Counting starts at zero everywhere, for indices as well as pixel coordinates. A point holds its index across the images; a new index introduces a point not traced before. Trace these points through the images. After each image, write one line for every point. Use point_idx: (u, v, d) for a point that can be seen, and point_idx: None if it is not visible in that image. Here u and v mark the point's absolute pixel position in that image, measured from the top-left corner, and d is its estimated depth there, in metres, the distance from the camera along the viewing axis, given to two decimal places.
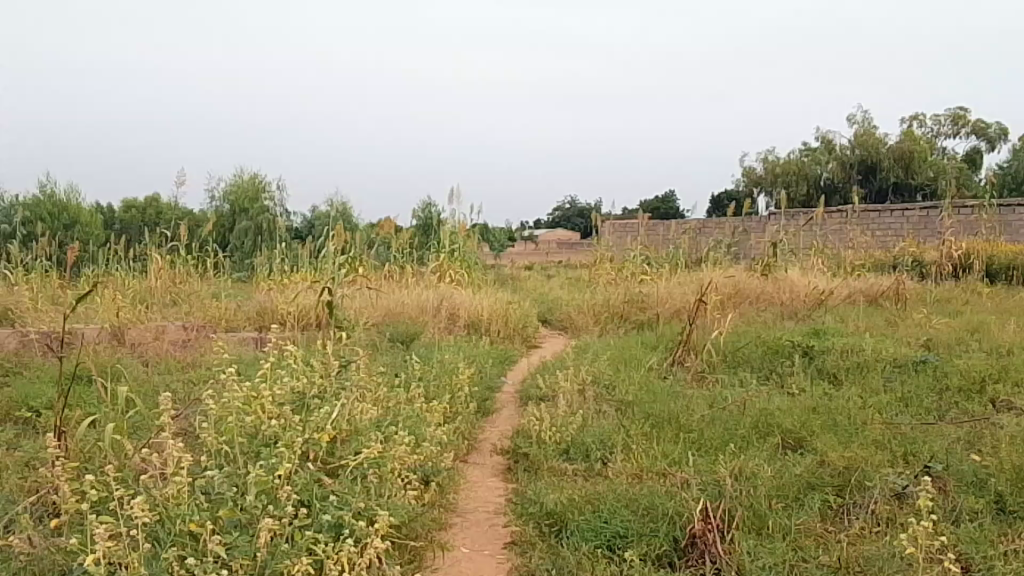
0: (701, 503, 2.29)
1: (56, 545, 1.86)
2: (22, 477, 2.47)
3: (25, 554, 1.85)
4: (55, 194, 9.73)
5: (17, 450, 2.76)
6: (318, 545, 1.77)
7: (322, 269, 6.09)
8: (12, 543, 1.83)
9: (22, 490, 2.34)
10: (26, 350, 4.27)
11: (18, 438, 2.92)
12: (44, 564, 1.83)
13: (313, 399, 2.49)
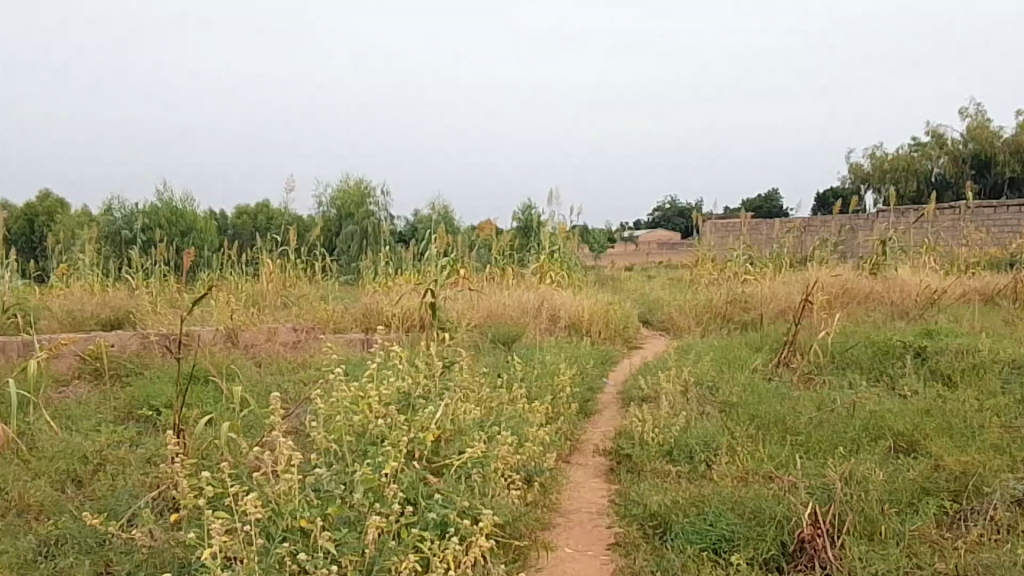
0: (811, 507, 2.23)
1: (175, 539, 1.95)
2: (145, 473, 2.60)
3: (146, 547, 1.95)
4: (173, 202, 10.22)
5: (139, 447, 2.92)
6: (423, 542, 1.80)
7: (425, 271, 6.21)
8: (135, 536, 1.93)
9: (145, 485, 2.46)
10: (148, 350, 4.49)
11: (141, 435, 3.08)
12: (165, 557, 1.92)
13: (418, 399, 2.54)
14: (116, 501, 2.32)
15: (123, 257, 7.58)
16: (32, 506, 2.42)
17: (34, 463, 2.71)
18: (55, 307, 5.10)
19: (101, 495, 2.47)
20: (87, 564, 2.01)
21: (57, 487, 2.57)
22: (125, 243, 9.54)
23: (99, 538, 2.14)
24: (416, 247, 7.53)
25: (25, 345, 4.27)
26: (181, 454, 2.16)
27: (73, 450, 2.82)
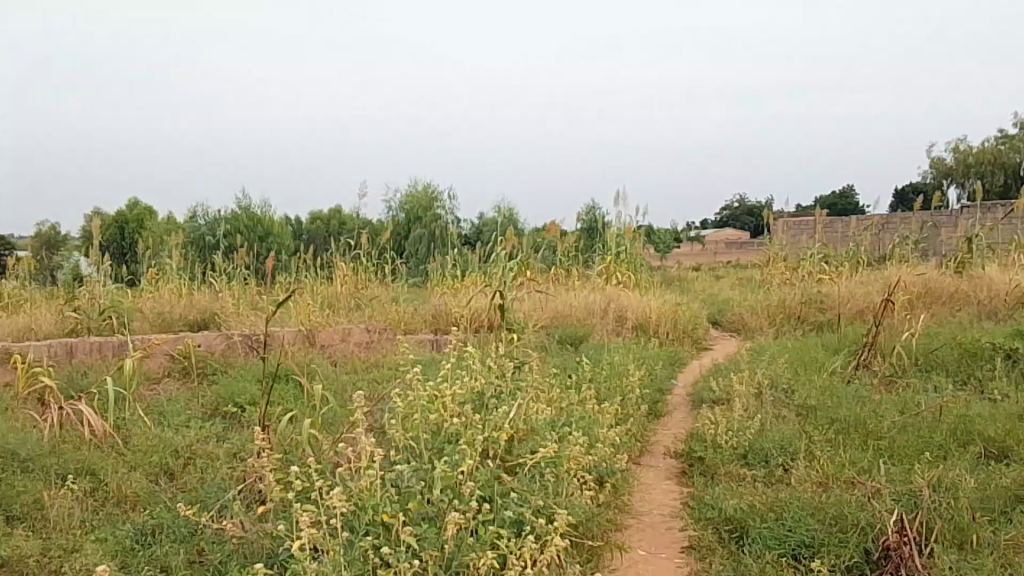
0: (897, 513, 2.17)
1: (263, 531, 2.00)
2: (233, 467, 2.67)
3: (237, 538, 2.00)
4: (250, 208, 10.47)
5: (226, 442, 3.00)
6: (501, 539, 1.81)
7: (492, 273, 6.23)
8: (226, 527, 1.98)
9: (233, 479, 2.53)
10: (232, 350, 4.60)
11: (227, 430, 3.17)
12: (254, 548, 1.97)
13: (491, 400, 2.56)
14: (207, 493, 2.38)
15: (206, 261, 7.80)
16: (129, 497, 2.49)
17: (129, 455, 2.79)
18: (147, 308, 5.27)
19: (191, 488, 2.54)
20: (182, 553, 2.07)
21: (151, 479, 2.65)
22: (207, 249, 9.81)
23: (192, 528, 2.20)
24: (483, 249, 7.58)
25: (120, 345, 4.42)
26: (268, 449, 2.22)
27: (165, 444, 2.91)
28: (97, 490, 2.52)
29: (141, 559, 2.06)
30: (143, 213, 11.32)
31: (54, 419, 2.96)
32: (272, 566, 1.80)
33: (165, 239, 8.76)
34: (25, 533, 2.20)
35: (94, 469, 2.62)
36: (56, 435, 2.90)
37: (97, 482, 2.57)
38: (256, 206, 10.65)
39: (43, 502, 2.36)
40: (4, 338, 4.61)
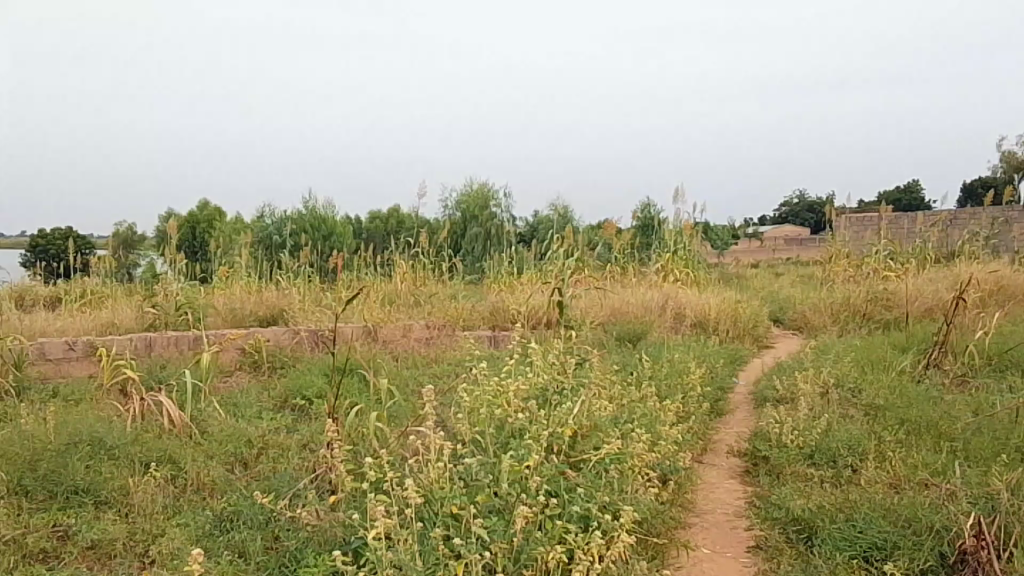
0: (974, 518, 2.12)
1: (336, 520, 2.03)
2: (304, 458, 2.73)
3: (311, 525, 2.03)
4: (313, 206, 10.63)
5: (296, 433, 3.06)
6: (568, 534, 1.82)
7: (550, 269, 6.24)
8: (302, 515, 2.02)
9: (304, 470, 2.59)
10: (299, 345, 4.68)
11: (297, 422, 3.24)
12: (327, 535, 2.01)
13: (555, 396, 2.56)
14: (280, 482, 2.44)
15: (272, 259, 7.96)
16: (206, 485, 2.56)
17: (205, 444, 2.86)
18: (218, 304, 5.40)
19: (264, 477, 2.61)
20: (258, 539, 2.12)
21: (226, 467, 2.71)
22: (274, 247, 10.01)
23: (267, 515, 2.25)
24: (541, 246, 7.59)
25: (195, 340, 4.52)
26: (340, 441, 2.26)
27: (238, 435, 2.98)
28: (177, 477, 2.59)
29: (219, 544, 2.12)
30: (213, 212, 11.58)
31: (136, 409, 3.04)
32: (346, 554, 1.84)
33: (234, 238, 8.96)
34: (112, 518, 2.28)
35: (173, 457, 2.69)
36: (138, 424, 2.98)
37: (177, 470, 2.64)
38: (320, 206, 10.83)
39: (127, 488, 2.43)
40: (89, 332, 4.69)
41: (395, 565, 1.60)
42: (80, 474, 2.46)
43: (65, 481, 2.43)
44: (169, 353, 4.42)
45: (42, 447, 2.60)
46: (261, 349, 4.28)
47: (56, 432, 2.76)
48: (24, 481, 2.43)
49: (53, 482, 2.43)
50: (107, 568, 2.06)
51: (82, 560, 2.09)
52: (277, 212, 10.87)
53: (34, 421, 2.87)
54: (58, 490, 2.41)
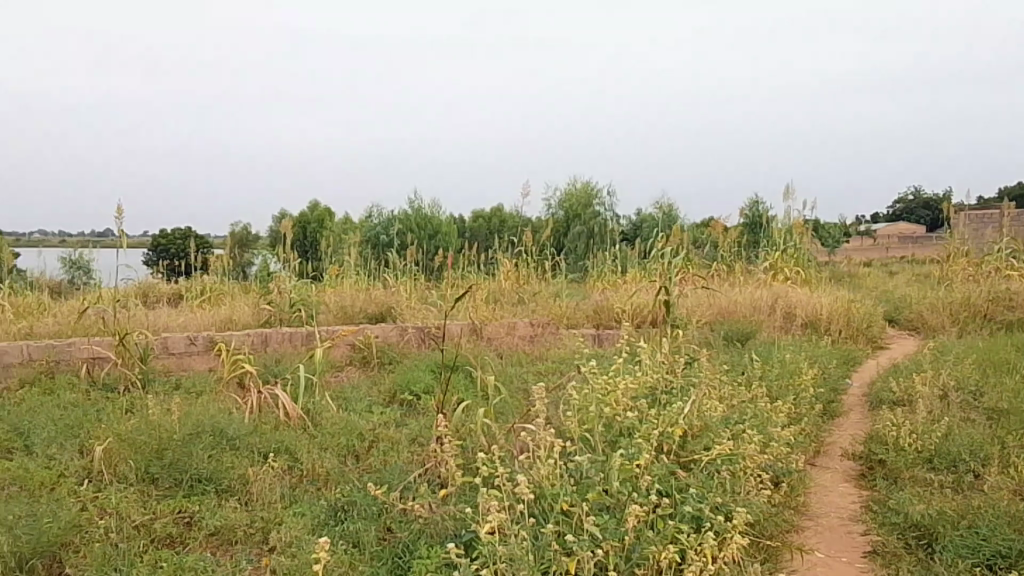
0: None
1: (447, 513, 2.06)
2: (414, 452, 2.78)
3: (423, 518, 2.06)
4: (418, 206, 10.82)
5: (405, 427, 3.12)
6: (681, 534, 1.79)
7: (653, 268, 6.18)
8: (414, 507, 2.05)
9: (414, 463, 2.63)
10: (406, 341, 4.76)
11: (406, 417, 3.30)
12: (439, 528, 2.03)
13: (663, 397, 2.53)
14: (392, 475, 2.48)
15: (380, 258, 8.14)
16: (321, 475, 2.63)
17: (319, 436, 2.95)
18: (330, 300, 5.55)
19: (376, 470, 2.66)
20: (372, 529, 2.17)
21: (339, 459, 2.78)
22: (381, 246, 10.21)
23: (379, 507, 2.30)
24: (644, 245, 7.53)
25: (308, 336, 4.66)
26: (450, 436, 2.29)
27: (351, 428, 3.05)
28: (293, 467, 2.67)
29: (335, 533, 2.17)
30: (323, 213, 11.91)
31: (254, 403, 3.15)
32: (458, 547, 1.86)
33: (343, 238, 9.19)
34: (234, 505, 2.37)
35: (290, 448, 2.77)
36: (255, 416, 3.08)
37: (293, 460, 2.72)
38: (426, 206, 11.01)
39: (247, 477, 2.52)
40: (209, 327, 4.89)
41: (509, 561, 1.61)
42: (203, 463, 2.56)
43: (189, 469, 2.53)
44: (284, 349, 4.56)
45: (168, 436, 2.71)
46: (371, 345, 4.38)
47: (181, 421, 2.88)
48: (151, 469, 2.55)
49: (178, 470, 2.54)
50: (229, 553, 2.14)
51: (206, 546, 2.17)
52: (385, 212, 11.11)
53: (162, 412, 3.01)
54: (182, 478, 2.52)
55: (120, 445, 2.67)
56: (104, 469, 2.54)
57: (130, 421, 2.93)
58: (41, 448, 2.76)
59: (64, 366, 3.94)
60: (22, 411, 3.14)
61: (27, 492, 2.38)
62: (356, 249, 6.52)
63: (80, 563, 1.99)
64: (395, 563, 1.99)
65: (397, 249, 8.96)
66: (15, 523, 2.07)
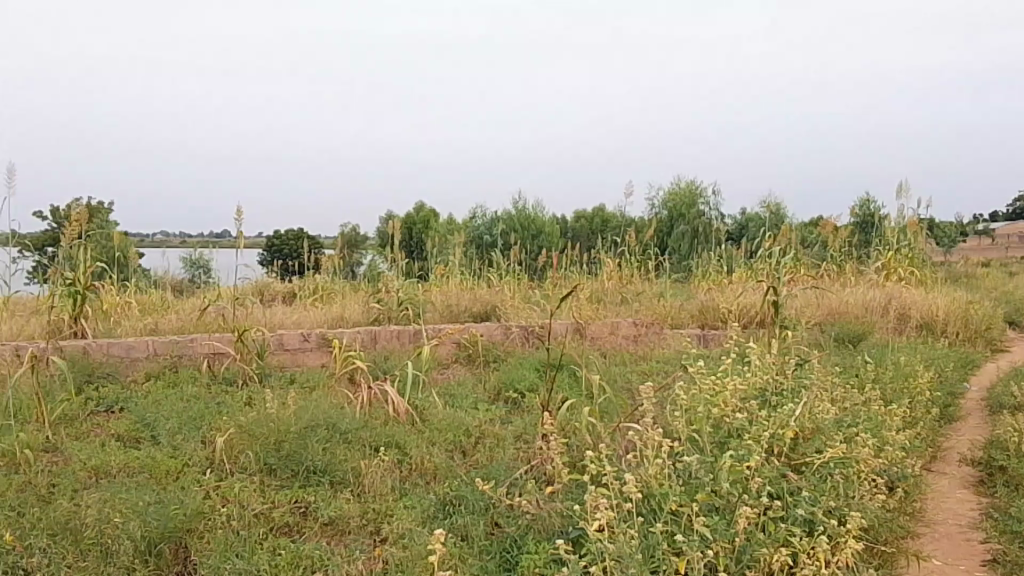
0: None
1: (554, 510, 2.08)
2: (519, 449, 2.80)
3: (531, 514, 2.07)
4: (520, 206, 10.88)
5: (511, 424, 3.14)
6: (793, 538, 1.75)
7: (760, 268, 6.04)
8: (522, 503, 2.07)
9: (520, 460, 2.65)
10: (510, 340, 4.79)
11: (510, 414, 3.33)
12: (546, 524, 2.05)
13: (773, 398, 2.47)
14: (498, 470, 2.51)
15: (484, 258, 8.21)
16: (430, 469, 2.67)
17: (427, 431, 2.99)
18: (436, 299, 5.64)
19: (482, 465, 2.69)
20: (480, 524, 2.19)
21: (447, 454, 2.83)
22: (485, 246, 10.31)
23: (487, 502, 2.32)
24: (750, 245, 7.37)
25: (415, 334, 4.75)
26: (557, 434, 2.30)
27: (458, 424, 3.10)
28: (402, 461, 2.73)
29: (444, 526, 2.21)
30: (428, 214, 12.12)
31: (364, 398, 3.23)
32: (566, 543, 1.88)
33: (447, 239, 9.33)
34: (347, 497, 2.43)
35: (399, 443, 2.84)
36: (365, 410, 3.15)
37: (403, 454, 2.78)
38: (529, 206, 11.06)
39: (359, 470, 2.59)
40: (321, 325, 5.04)
41: (618, 557, 1.61)
42: (318, 455, 2.64)
43: (305, 460, 2.62)
44: (392, 346, 4.65)
45: (285, 428, 2.81)
46: (476, 343, 4.43)
47: (297, 413, 2.98)
48: (269, 460, 2.64)
49: (295, 461, 2.62)
50: (343, 542, 2.21)
51: (322, 535, 2.24)
52: (489, 213, 11.22)
53: (279, 405, 3.12)
54: (299, 469, 2.60)
55: (241, 435, 2.77)
56: (226, 459, 2.65)
57: (248, 413, 3.05)
58: (167, 438, 2.90)
59: (187, 360, 4.13)
60: (149, 403, 3.30)
61: (156, 480, 2.50)
62: (460, 249, 6.61)
63: (205, 548, 2.09)
64: (502, 558, 2.02)
65: (500, 249, 9.03)
66: (146, 508, 2.19)
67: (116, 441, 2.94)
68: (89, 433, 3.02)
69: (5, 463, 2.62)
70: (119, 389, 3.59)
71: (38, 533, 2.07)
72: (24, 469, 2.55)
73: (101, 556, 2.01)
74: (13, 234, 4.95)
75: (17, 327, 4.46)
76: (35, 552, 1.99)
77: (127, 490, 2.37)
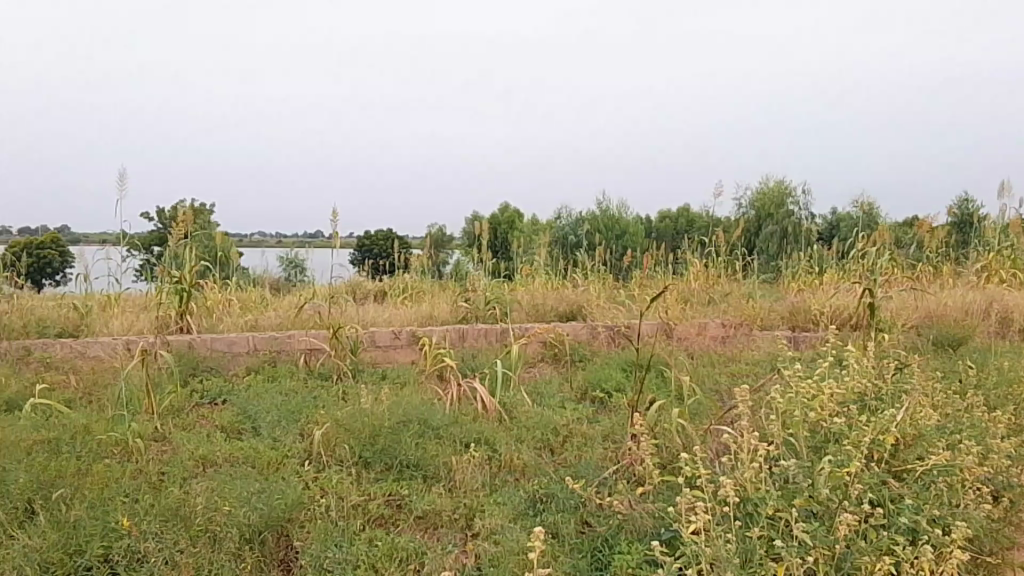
0: None
1: (646, 510, 2.06)
2: (608, 449, 2.80)
3: (623, 514, 2.07)
4: (606, 207, 10.84)
5: (599, 424, 3.14)
6: (896, 546, 1.70)
7: (853, 268, 5.89)
8: (614, 502, 2.07)
9: (609, 460, 2.64)
10: (596, 340, 4.78)
11: (598, 414, 3.32)
12: (637, 525, 2.04)
13: (873, 402, 2.41)
14: (588, 470, 2.51)
15: (569, 258, 8.20)
16: (519, 467, 2.69)
17: (516, 429, 3.02)
18: (522, 298, 5.66)
19: (571, 464, 2.70)
20: (571, 522, 2.20)
21: (536, 452, 2.84)
22: (569, 246, 10.30)
23: (578, 500, 2.32)
24: (842, 245, 7.19)
25: (502, 333, 4.78)
26: (648, 435, 2.29)
27: (546, 423, 3.11)
28: (492, 458, 2.75)
29: (535, 524, 2.22)
30: (512, 214, 12.17)
31: (453, 395, 3.27)
32: (660, 545, 1.87)
33: (533, 239, 9.35)
34: (440, 491, 2.47)
35: (490, 440, 2.86)
36: (456, 407, 3.20)
37: (493, 451, 2.80)
38: (614, 207, 11.01)
39: (451, 465, 2.62)
40: (411, 322, 5.12)
41: (715, 560, 1.60)
42: (411, 449, 2.69)
43: (398, 454, 2.67)
44: (480, 344, 4.70)
45: (380, 423, 2.86)
46: (563, 342, 4.43)
47: (390, 409, 3.04)
48: (364, 453, 2.70)
49: (389, 455, 2.68)
50: (436, 536, 2.24)
51: (415, 528, 2.28)
52: (573, 213, 11.21)
53: (373, 401, 3.19)
54: (393, 463, 2.65)
55: (337, 430, 2.84)
56: (323, 452, 2.71)
57: (344, 408, 3.12)
58: (267, 430, 2.99)
59: (285, 356, 4.26)
60: (251, 396, 3.42)
61: (257, 470, 2.58)
62: (546, 248, 6.62)
63: (306, 539, 2.15)
64: (593, 557, 2.02)
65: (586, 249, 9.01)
66: (250, 498, 2.27)
67: (220, 432, 3.04)
68: (194, 424, 3.13)
69: (118, 451, 2.74)
70: (222, 382, 3.73)
71: (151, 518, 2.16)
72: (136, 458, 2.66)
73: (209, 542, 2.09)
74: (123, 235, 5.19)
75: (127, 321, 4.66)
76: (148, 536, 2.08)
77: (232, 480, 2.45)
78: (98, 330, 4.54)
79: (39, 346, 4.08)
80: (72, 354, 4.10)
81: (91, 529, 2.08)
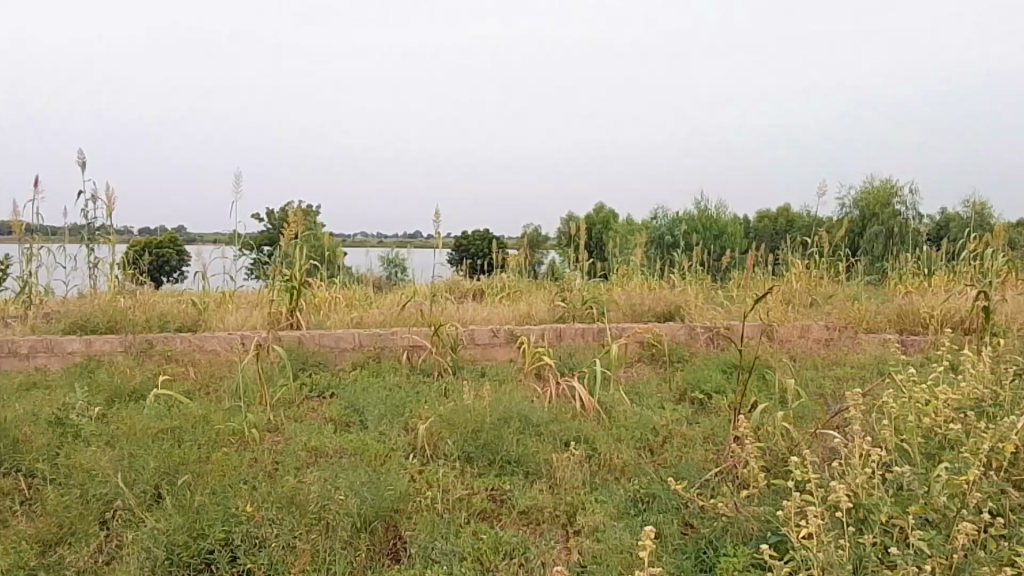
0: None
1: (753, 513, 2.03)
2: (710, 451, 2.76)
3: (728, 515, 2.05)
4: (703, 207, 10.69)
5: (700, 425, 3.10)
6: (1019, 557, 1.64)
7: (966, 271, 5.65)
8: (720, 505, 2.04)
9: (711, 462, 2.61)
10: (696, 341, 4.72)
11: (698, 414, 3.29)
12: (743, 528, 2.01)
13: (991, 409, 2.31)
14: (690, 470, 2.48)
15: (665, 257, 8.11)
16: (618, 465, 2.68)
17: (616, 428, 3.01)
18: (620, 299, 5.61)
19: (672, 464, 2.67)
20: (674, 522, 2.18)
21: (635, 451, 2.83)
22: (666, 246, 10.20)
23: (679, 501, 2.30)
24: (952, 245, 6.91)
25: (600, 332, 4.77)
26: (753, 437, 2.26)
27: (646, 422, 3.09)
28: (592, 457, 2.75)
29: (637, 523, 2.22)
30: (607, 214, 12.13)
31: (552, 392, 3.29)
32: (768, 548, 1.85)
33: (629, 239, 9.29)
34: (541, 488, 2.49)
35: (589, 439, 2.86)
36: (556, 405, 3.21)
37: (593, 449, 2.80)
38: (712, 207, 10.85)
39: (551, 463, 2.63)
40: (509, 321, 5.14)
41: (827, 566, 1.57)
42: (513, 445, 2.71)
43: (500, 450, 2.69)
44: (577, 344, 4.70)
45: (482, 418, 2.90)
46: (662, 342, 4.39)
47: (492, 405, 3.07)
48: (467, 448, 2.74)
49: (491, 451, 2.71)
50: (537, 531, 2.26)
51: (518, 523, 2.30)
52: (670, 213, 11.09)
53: (475, 397, 3.23)
54: (495, 458, 2.68)
55: (441, 423, 2.89)
56: (427, 445, 2.76)
57: (447, 403, 3.17)
58: (373, 423, 3.06)
59: (388, 352, 4.35)
60: (358, 391, 3.51)
61: (365, 462, 2.65)
62: (643, 248, 6.57)
63: (411, 531, 2.20)
64: (698, 558, 2.00)
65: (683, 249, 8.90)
66: (360, 487, 2.33)
67: (330, 424, 3.13)
68: (304, 415, 3.24)
69: (236, 440, 2.85)
70: (330, 376, 3.84)
71: (269, 505, 2.23)
72: (252, 448, 2.77)
73: (323, 529, 2.15)
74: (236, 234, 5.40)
75: (240, 317, 4.84)
76: (265, 522, 2.14)
77: (343, 470, 2.52)
78: (214, 325, 4.73)
79: (160, 339, 4.27)
80: (190, 348, 4.28)
81: (213, 514, 2.16)
